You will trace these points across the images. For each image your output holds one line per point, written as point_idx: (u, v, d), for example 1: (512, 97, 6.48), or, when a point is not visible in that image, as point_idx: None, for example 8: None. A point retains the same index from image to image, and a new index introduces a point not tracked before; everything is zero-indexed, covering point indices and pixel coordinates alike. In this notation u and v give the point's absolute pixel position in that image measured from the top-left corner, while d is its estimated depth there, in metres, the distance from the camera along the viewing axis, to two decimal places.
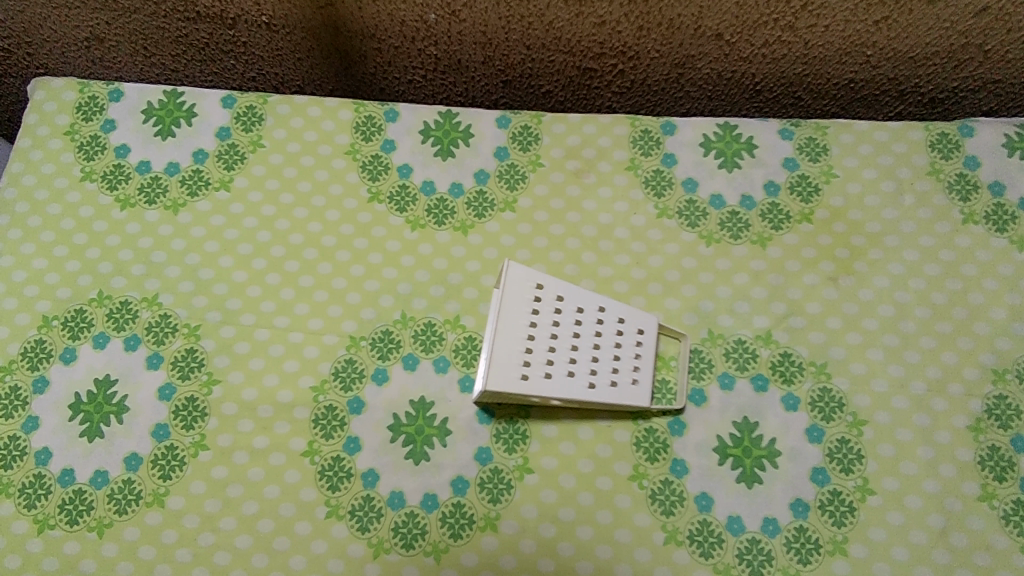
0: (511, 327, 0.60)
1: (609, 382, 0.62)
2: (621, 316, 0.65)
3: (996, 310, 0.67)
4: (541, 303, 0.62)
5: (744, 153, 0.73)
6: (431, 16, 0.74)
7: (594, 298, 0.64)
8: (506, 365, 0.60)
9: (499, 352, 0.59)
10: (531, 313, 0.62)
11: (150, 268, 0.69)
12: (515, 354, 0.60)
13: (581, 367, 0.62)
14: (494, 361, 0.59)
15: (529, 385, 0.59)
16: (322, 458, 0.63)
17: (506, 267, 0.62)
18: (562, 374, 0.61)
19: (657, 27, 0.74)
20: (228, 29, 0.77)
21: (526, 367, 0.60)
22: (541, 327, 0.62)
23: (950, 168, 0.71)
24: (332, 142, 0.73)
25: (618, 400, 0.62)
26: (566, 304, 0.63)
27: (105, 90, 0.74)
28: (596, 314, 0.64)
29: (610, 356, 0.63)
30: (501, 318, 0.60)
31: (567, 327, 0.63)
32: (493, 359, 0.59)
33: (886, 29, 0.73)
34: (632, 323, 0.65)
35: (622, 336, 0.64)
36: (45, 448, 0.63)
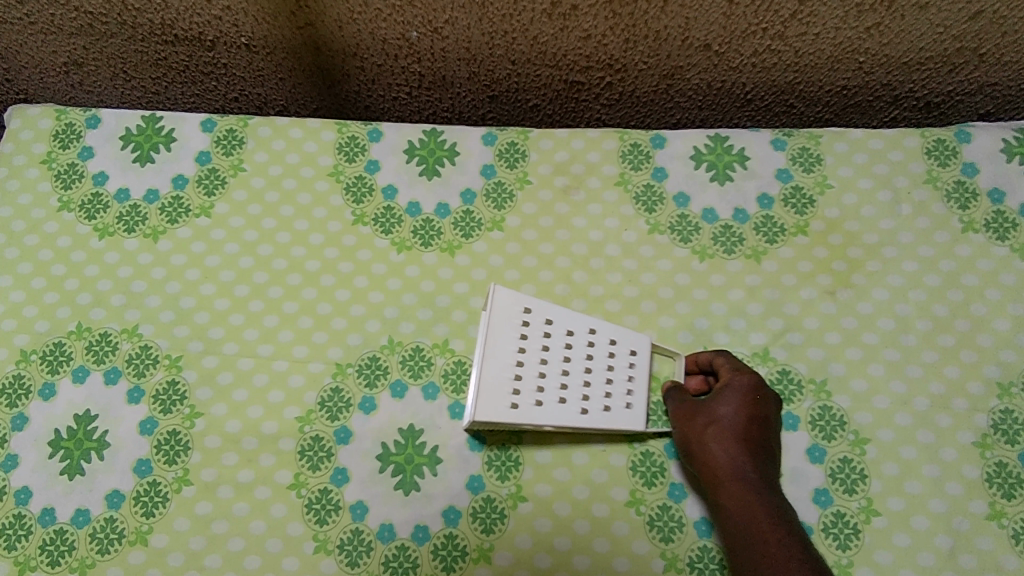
0: (499, 355, 0.59)
1: (602, 407, 0.60)
2: (613, 337, 0.62)
3: (999, 321, 0.66)
4: (530, 327, 0.61)
5: (736, 165, 0.71)
6: (413, 34, 0.72)
7: (584, 319, 0.62)
8: (495, 394, 0.58)
9: (487, 381, 0.58)
10: (519, 339, 0.60)
11: (130, 298, 0.67)
12: (503, 382, 0.59)
13: (573, 393, 0.60)
14: (482, 390, 0.58)
15: (519, 415, 0.58)
16: (309, 491, 0.61)
17: (493, 290, 0.60)
18: (554, 401, 0.59)
19: (643, 40, 0.72)
20: (208, 50, 0.76)
21: (516, 395, 0.58)
22: (530, 353, 0.60)
23: (948, 175, 0.70)
24: (314, 164, 0.71)
25: (612, 425, 0.60)
26: (556, 328, 0.61)
27: (83, 116, 0.73)
28: (587, 336, 0.62)
29: (603, 380, 0.61)
30: (488, 345, 0.59)
31: (556, 351, 0.61)
32: (481, 389, 0.58)
33: (879, 36, 0.71)
34: (624, 344, 0.63)
35: (615, 358, 0.62)
36: (25, 487, 0.61)
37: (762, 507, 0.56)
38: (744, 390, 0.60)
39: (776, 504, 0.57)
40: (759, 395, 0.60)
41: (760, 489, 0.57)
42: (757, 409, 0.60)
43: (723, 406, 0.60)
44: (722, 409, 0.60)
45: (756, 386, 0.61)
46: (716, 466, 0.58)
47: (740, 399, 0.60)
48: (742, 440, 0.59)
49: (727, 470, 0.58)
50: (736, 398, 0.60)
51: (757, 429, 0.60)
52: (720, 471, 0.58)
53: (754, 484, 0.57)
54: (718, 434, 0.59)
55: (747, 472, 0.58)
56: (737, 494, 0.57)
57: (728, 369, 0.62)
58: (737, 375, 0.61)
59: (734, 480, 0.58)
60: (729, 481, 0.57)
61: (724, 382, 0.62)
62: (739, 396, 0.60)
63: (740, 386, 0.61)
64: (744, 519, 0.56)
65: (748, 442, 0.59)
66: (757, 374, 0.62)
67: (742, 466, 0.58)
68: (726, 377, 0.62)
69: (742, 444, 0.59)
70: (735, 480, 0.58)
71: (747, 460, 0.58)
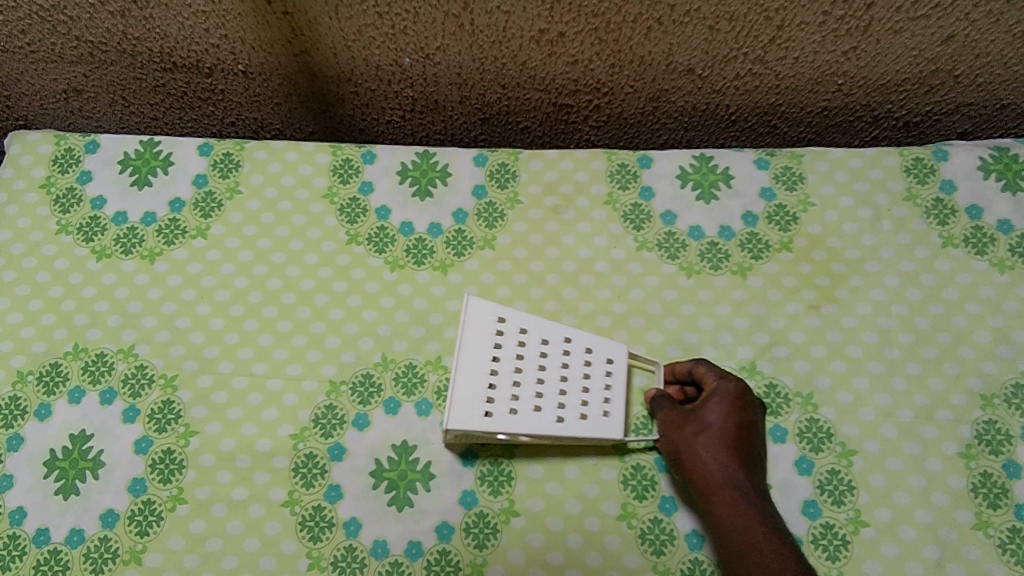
0: (472, 364, 0.60)
1: (578, 416, 0.61)
2: (589, 345, 0.64)
3: (980, 334, 0.67)
4: (504, 336, 0.62)
5: (721, 184, 0.73)
6: (406, 60, 0.74)
7: (559, 328, 0.64)
8: (468, 402, 0.59)
9: (460, 390, 0.59)
10: (493, 348, 0.61)
11: (126, 318, 0.68)
12: (477, 391, 0.60)
13: (548, 402, 0.61)
14: (456, 399, 0.59)
15: (493, 423, 0.59)
16: (303, 509, 0.61)
17: (466, 301, 0.62)
18: (529, 410, 0.60)
19: (628, 64, 0.74)
20: (205, 77, 0.78)
21: (489, 403, 0.59)
22: (504, 362, 0.61)
23: (927, 193, 0.72)
24: (309, 186, 0.72)
25: (589, 434, 0.60)
26: (530, 337, 0.63)
27: (82, 141, 0.74)
28: (563, 345, 0.63)
29: (579, 388, 0.62)
30: (461, 355, 0.60)
31: (531, 359, 0.62)
32: (454, 398, 0.59)
33: (856, 59, 0.73)
34: (600, 352, 0.63)
35: (591, 367, 0.63)
36: (20, 507, 0.61)
37: (756, 515, 0.57)
38: (732, 397, 0.61)
39: (768, 512, 0.58)
40: (745, 402, 0.62)
41: (751, 495, 0.58)
42: (744, 416, 0.61)
43: (712, 414, 0.61)
44: (711, 417, 0.61)
45: (743, 393, 0.62)
46: (710, 475, 0.59)
47: (728, 407, 0.61)
48: (733, 447, 0.60)
49: (720, 479, 0.59)
50: (724, 406, 0.61)
51: (745, 436, 0.61)
52: (714, 480, 0.59)
53: (745, 492, 0.58)
54: (710, 443, 0.60)
55: (740, 480, 0.59)
56: (732, 503, 0.58)
57: (714, 376, 0.63)
58: (724, 382, 0.62)
59: (727, 489, 0.58)
60: (723, 490, 0.58)
61: (711, 389, 0.62)
62: (727, 404, 0.61)
63: (727, 393, 0.62)
64: (740, 526, 0.57)
65: (738, 450, 0.60)
66: (742, 381, 0.63)
67: (733, 473, 0.59)
68: (713, 384, 0.62)
69: (733, 452, 0.60)
70: (729, 489, 0.58)
71: (739, 467, 0.59)
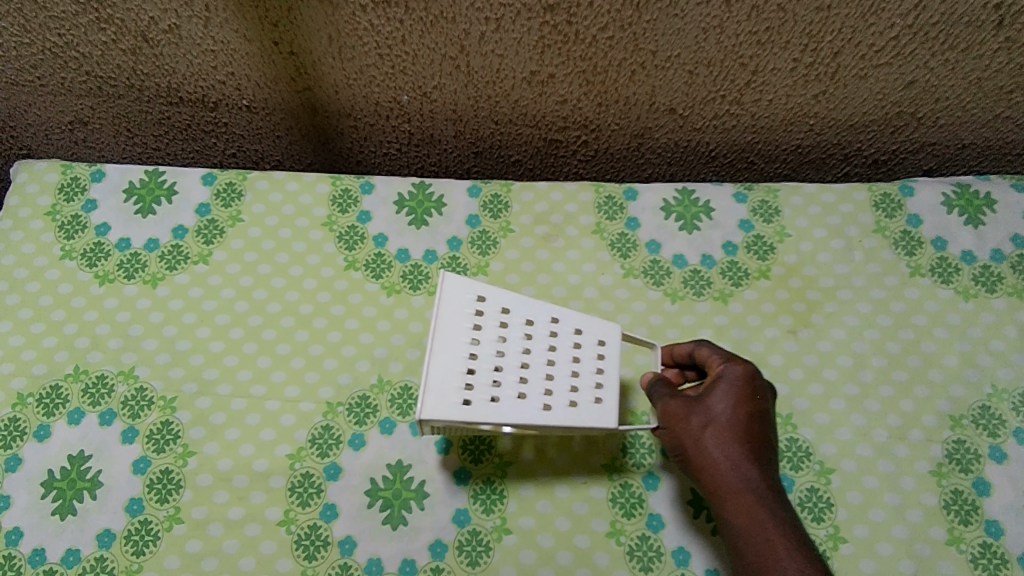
0: (449, 348, 0.57)
1: (567, 403, 0.58)
2: (577, 327, 0.61)
3: (948, 358, 0.71)
4: (484, 316, 0.59)
5: (702, 215, 0.77)
6: (403, 98, 0.78)
7: (545, 308, 0.61)
8: (444, 389, 0.56)
9: (435, 376, 0.56)
10: (472, 329, 0.58)
11: (127, 341, 0.70)
12: (455, 376, 0.56)
13: (534, 388, 0.58)
14: (429, 387, 0.55)
15: (472, 412, 0.56)
16: (299, 527, 0.63)
17: (443, 277, 0.59)
18: (513, 396, 0.57)
19: (614, 104, 0.79)
20: (210, 111, 0.81)
21: (468, 390, 0.56)
22: (484, 344, 0.58)
23: (894, 225, 0.76)
24: (309, 215, 0.75)
25: (578, 423, 0.58)
26: (513, 317, 0.60)
27: (88, 171, 0.77)
28: (549, 325, 0.60)
29: (567, 373, 0.60)
30: (436, 337, 0.57)
31: (515, 342, 0.59)
32: (428, 384, 0.55)
33: (826, 102, 0.78)
34: (590, 334, 0.61)
35: (581, 349, 0.61)
36: (16, 528, 0.62)
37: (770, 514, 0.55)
38: (740, 383, 0.60)
39: (784, 512, 0.56)
40: (752, 388, 0.60)
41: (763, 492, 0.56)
42: (752, 403, 0.59)
43: (720, 402, 0.59)
44: (720, 405, 0.59)
45: (745, 378, 0.60)
46: (720, 472, 0.57)
47: (737, 393, 0.59)
48: (742, 439, 0.58)
49: (731, 475, 0.57)
50: (733, 392, 0.59)
51: (753, 425, 0.59)
52: (725, 476, 0.57)
53: (758, 488, 0.56)
54: (718, 435, 0.58)
55: (752, 476, 0.57)
56: (744, 500, 0.56)
57: (719, 361, 0.62)
58: (730, 366, 0.61)
59: (739, 486, 0.56)
60: (737, 487, 0.56)
61: (717, 375, 0.61)
62: (736, 390, 0.59)
63: (735, 378, 0.60)
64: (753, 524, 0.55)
65: (747, 442, 0.58)
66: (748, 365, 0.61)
67: (744, 466, 0.57)
68: (718, 370, 0.61)
69: (742, 443, 0.58)
70: (742, 486, 0.56)
71: (750, 461, 0.57)
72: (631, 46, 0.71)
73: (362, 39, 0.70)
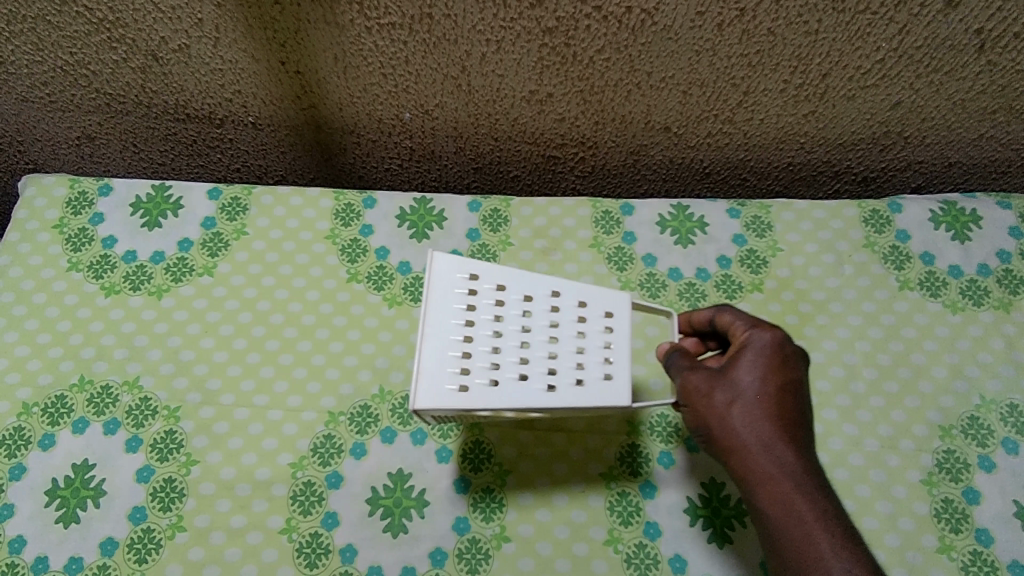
0: (441, 332, 0.55)
1: (573, 381, 0.57)
2: (581, 301, 0.59)
3: (937, 370, 0.72)
4: (478, 295, 0.57)
5: (697, 230, 0.79)
6: (406, 115, 0.80)
7: (545, 282, 0.59)
8: (437, 377, 0.54)
9: (427, 363, 0.54)
10: (466, 310, 0.57)
11: (132, 352, 0.71)
12: (449, 362, 0.55)
13: (536, 368, 0.56)
14: (421, 376, 0.54)
15: (469, 398, 0.54)
16: (300, 535, 0.63)
17: (431, 256, 0.58)
18: (513, 378, 0.55)
19: (611, 122, 0.81)
20: (216, 127, 0.83)
21: (464, 376, 0.55)
22: (480, 325, 0.56)
23: (883, 240, 0.78)
24: (313, 228, 0.77)
25: (585, 402, 0.56)
26: (509, 295, 0.58)
27: (95, 185, 0.78)
28: (550, 300, 0.59)
29: (572, 350, 0.58)
30: (426, 322, 0.56)
31: (513, 321, 0.57)
32: (420, 373, 0.54)
33: (816, 121, 0.81)
34: (594, 307, 0.59)
35: (586, 323, 0.59)
36: (20, 536, 0.63)
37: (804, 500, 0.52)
38: (767, 351, 0.57)
39: (825, 500, 0.52)
40: (781, 358, 0.57)
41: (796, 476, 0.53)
42: (781, 376, 0.56)
43: (747, 374, 0.56)
44: (746, 378, 0.56)
45: (773, 348, 0.57)
46: (750, 453, 0.54)
47: (764, 362, 0.56)
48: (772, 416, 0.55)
49: (762, 458, 0.54)
50: (760, 362, 0.56)
51: (784, 400, 0.56)
52: (757, 460, 0.54)
53: (794, 472, 0.53)
54: (746, 412, 0.55)
55: (787, 459, 0.53)
56: (776, 485, 0.53)
57: (745, 328, 0.59)
58: (757, 334, 0.58)
59: (772, 470, 0.53)
60: (772, 472, 0.53)
61: (744, 344, 0.58)
62: (763, 359, 0.57)
63: (763, 346, 0.57)
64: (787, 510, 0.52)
65: (778, 420, 0.55)
66: (777, 332, 0.58)
67: (776, 448, 0.54)
68: (745, 338, 0.58)
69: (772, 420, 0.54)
70: (776, 470, 0.53)
71: (782, 443, 0.54)
72: (627, 67, 0.73)
73: (367, 59, 0.72)
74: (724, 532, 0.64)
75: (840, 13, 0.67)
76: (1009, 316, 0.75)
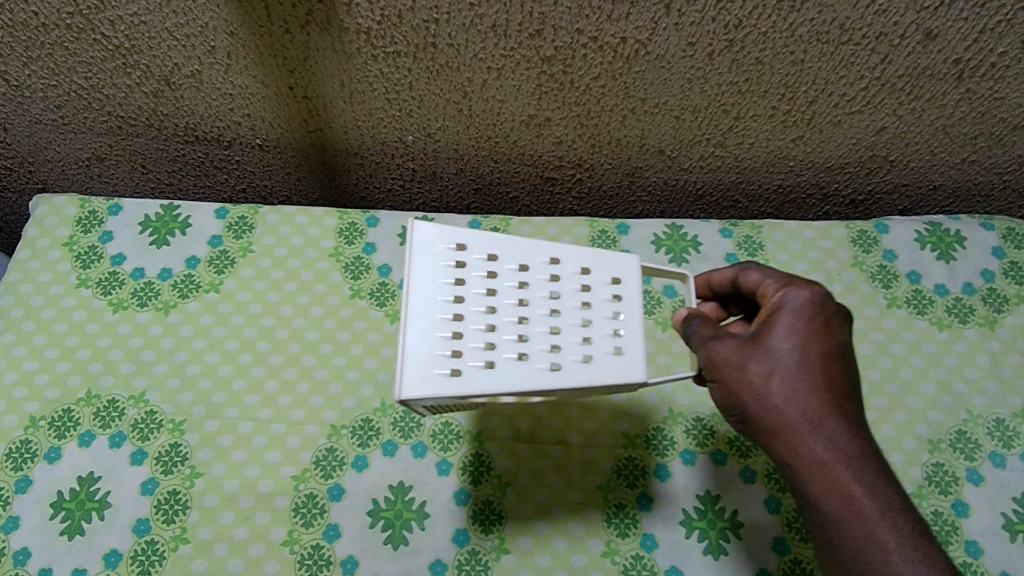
0: (427, 311, 0.52)
1: (579, 358, 0.53)
2: (584, 267, 0.56)
3: (925, 385, 0.74)
4: (466, 268, 0.54)
5: (690, 249, 0.81)
6: (409, 138, 0.83)
7: (543, 249, 0.56)
8: (424, 361, 0.51)
9: (412, 348, 0.51)
10: (454, 286, 0.53)
11: (138, 366, 0.72)
12: (436, 345, 0.51)
13: (536, 345, 0.53)
14: (406, 362, 0.51)
15: (461, 382, 0.50)
16: (302, 547, 0.64)
17: (411, 228, 0.55)
18: (511, 359, 0.52)
19: (607, 145, 0.84)
20: (224, 149, 0.86)
21: (454, 359, 0.51)
22: (470, 301, 0.53)
23: (871, 260, 0.81)
24: (317, 246, 0.79)
25: (593, 381, 0.52)
26: (503, 266, 0.55)
27: (105, 205, 0.80)
28: (548, 269, 0.55)
29: (576, 323, 0.54)
30: (409, 302, 0.52)
31: (508, 295, 0.54)
32: (405, 358, 0.51)
33: (804, 146, 0.84)
34: (600, 274, 0.56)
35: (591, 292, 0.55)
36: (25, 548, 0.64)
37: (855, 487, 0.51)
38: (806, 311, 0.56)
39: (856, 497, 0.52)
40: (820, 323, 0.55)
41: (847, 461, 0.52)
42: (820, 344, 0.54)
43: (784, 340, 0.55)
44: (783, 345, 0.54)
45: (814, 310, 0.56)
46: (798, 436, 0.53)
47: (803, 323, 0.55)
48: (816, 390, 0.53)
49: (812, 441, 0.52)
50: (798, 323, 0.55)
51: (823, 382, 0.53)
52: (806, 444, 0.52)
53: (849, 457, 0.52)
54: (788, 389, 0.53)
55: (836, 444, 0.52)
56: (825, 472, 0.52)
57: (781, 287, 0.58)
58: (794, 293, 0.57)
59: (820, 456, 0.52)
60: (825, 459, 0.52)
61: (780, 303, 0.57)
62: (801, 320, 0.55)
63: (800, 305, 0.56)
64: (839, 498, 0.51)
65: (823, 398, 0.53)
66: (816, 290, 0.57)
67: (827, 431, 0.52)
68: (781, 297, 0.57)
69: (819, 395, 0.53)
70: (828, 455, 0.52)
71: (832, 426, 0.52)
72: (622, 93, 0.76)
73: (373, 85, 0.75)
74: (720, 544, 0.66)
75: (824, 44, 0.70)
76: (994, 333, 0.77)
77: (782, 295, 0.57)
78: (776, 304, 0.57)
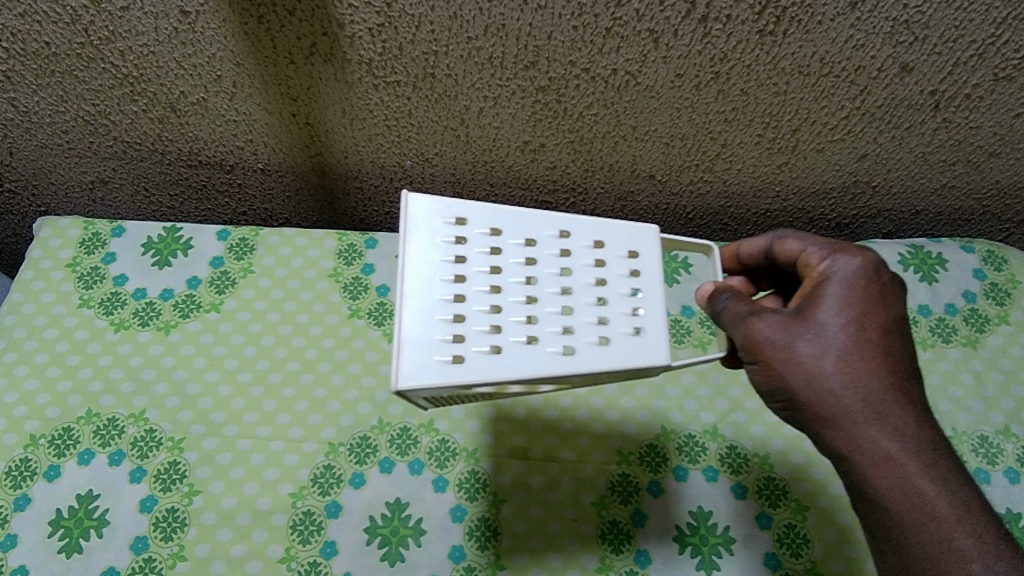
0: (425, 292, 0.52)
1: (594, 340, 0.53)
2: (597, 242, 0.56)
3: None
4: (467, 245, 0.54)
5: (682, 270, 0.83)
6: (407, 163, 0.85)
7: (553, 223, 0.56)
8: (422, 347, 0.51)
9: (411, 332, 0.51)
10: (455, 264, 0.53)
11: (139, 385, 0.73)
12: (436, 328, 0.51)
13: (547, 327, 0.52)
14: (404, 347, 0.50)
15: (464, 368, 0.50)
16: (299, 564, 0.65)
17: (404, 200, 0.55)
18: (520, 344, 0.51)
19: (599, 171, 0.86)
20: (226, 173, 0.88)
21: (456, 344, 0.51)
22: (474, 280, 0.53)
23: None
24: (316, 267, 0.81)
25: (610, 363, 0.52)
26: (509, 241, 0.54)
27: (108, 227, 0.82)
28: (559, 243, 0.55)
29: (590, 301, 0.54)
30: (405, 280, 0.52)
31: (515, 273, 0.54)
32: (404, 341, 0.50)
33: (789, 172, 0.87)
34: (615, 247, 0.56)
35: (606, 268, 0.55)
36: (23, 566, 0.64)
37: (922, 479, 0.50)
38: (857, 281, 0.54)
39: None
40: (874, 297, 0.54)
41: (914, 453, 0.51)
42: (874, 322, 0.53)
43: (833, 314, 0.53)
44: (834, 320, 0.53)
45: (867, 283, 0.54)
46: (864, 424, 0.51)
47: (854, 294, 0.53)
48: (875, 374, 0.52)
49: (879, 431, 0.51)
50: (848, 294, 0.53)
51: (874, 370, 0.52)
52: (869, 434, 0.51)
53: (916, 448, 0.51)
54: (846, 371, 0.51)
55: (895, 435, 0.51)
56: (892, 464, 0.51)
57: (829, 256, 0.56)
58: (844, 262, 0.55)
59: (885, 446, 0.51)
60: (892, 452, 0.51)
61: (828, 273, 0.55)
62: (852, 291, 0.53)
63: (850, 274, 0.54)
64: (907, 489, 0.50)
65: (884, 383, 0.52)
66: (868, 258, 0.55)
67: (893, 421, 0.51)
68: (829, 267, 0.55)
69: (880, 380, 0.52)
70: (895, 447, 0.51)
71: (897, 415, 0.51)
72: (613, 121, 0.79)
73: (373, 112, 0.78)
74: (712, 559, 0.67)
75: (806, 76, 0.73)
76: (978, 352, 0.79)
77: (829, 265, 0.55)
78: (823, 275, 0.55)
